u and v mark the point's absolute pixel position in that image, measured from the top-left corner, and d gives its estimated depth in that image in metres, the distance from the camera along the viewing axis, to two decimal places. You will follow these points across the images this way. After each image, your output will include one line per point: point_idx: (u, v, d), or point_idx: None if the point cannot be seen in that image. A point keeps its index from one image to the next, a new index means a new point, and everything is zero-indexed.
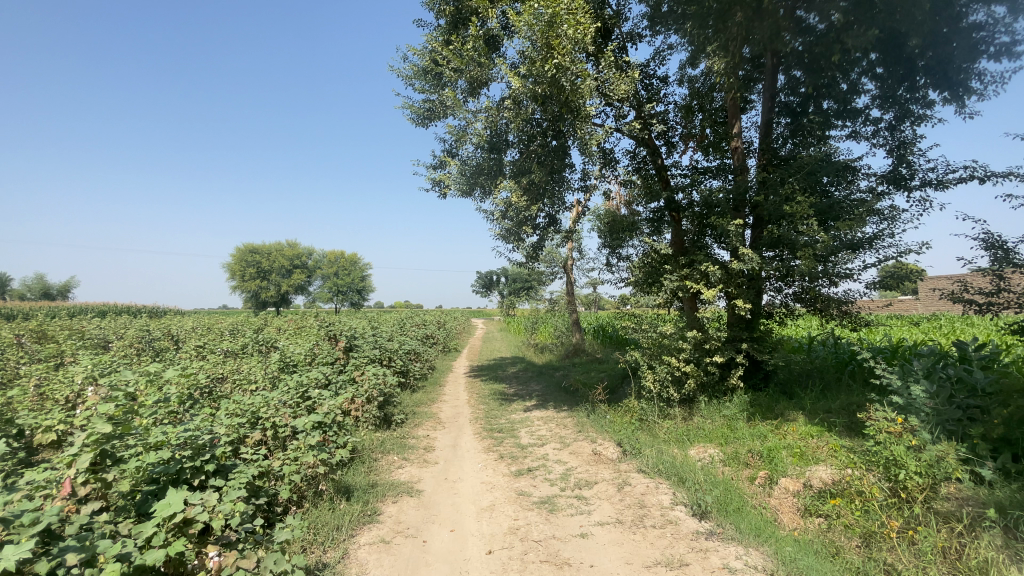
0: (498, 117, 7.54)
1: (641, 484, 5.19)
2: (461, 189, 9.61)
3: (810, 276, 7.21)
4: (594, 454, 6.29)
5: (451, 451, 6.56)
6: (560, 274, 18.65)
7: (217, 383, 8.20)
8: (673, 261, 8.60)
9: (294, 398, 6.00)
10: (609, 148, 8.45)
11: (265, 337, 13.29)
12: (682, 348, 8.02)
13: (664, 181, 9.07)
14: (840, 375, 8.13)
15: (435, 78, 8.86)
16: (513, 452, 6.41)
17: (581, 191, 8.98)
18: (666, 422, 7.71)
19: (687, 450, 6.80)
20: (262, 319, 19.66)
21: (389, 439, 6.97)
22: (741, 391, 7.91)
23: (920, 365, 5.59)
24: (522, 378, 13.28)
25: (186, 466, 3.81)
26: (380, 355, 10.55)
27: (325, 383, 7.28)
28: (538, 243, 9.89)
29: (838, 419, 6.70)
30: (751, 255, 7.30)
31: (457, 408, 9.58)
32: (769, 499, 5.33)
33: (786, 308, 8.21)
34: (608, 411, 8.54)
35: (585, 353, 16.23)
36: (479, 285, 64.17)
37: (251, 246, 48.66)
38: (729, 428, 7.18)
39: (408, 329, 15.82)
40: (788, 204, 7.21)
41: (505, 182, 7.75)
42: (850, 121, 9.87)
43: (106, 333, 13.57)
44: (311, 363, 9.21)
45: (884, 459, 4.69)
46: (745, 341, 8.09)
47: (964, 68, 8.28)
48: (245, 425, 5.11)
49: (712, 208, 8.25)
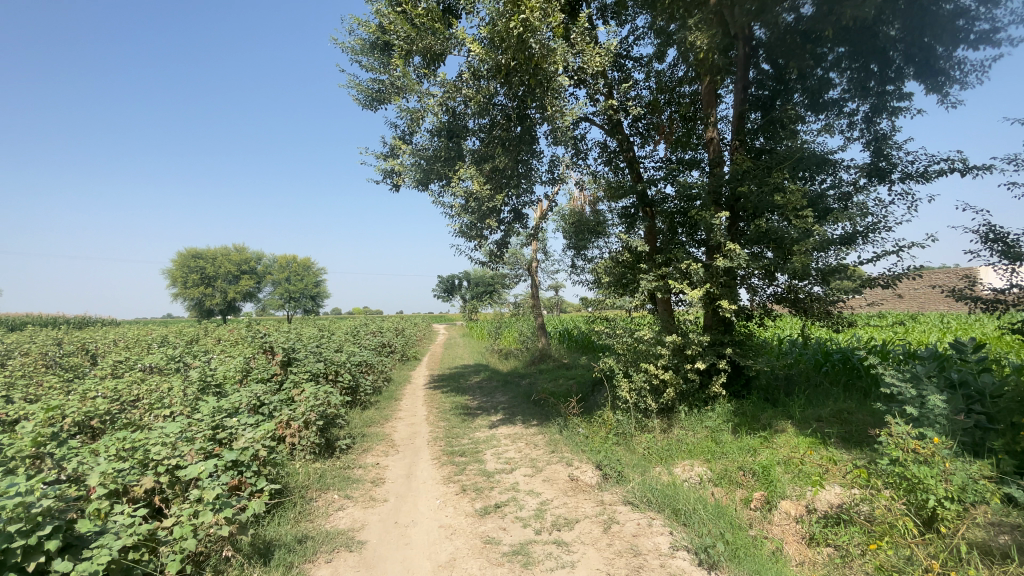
0: (456, 94, 6.66)
1: (630, 521, 4.36)
2: (415, 180, 8.63)
3: (801, 275, 6.54)
4: (571, 481, 5.45)
5: (403, 484, 5.55)
6: (524, 277, 17.85)
7: (124, 409, 6.89)
8: (649, 260, 7.86)
9: (206, 429, 4.86)
10: (580, 134, 7.65)
11: (196, 350, 11.81)
12: (660, 354, 7.31)
13: (636, 175, 8.41)
14: (823, 382, 7.72)
15: (383, 55, 7.88)
16: (477, 483, 5.47)
17: (549, 183, 8.14)
18: (644, 436, 6.99)
19: (671, 469, 6.09)
20: (203, 328, 18.03)
21: (329, 472, 5.89)
22: (723, 400, 7.29)
23: (926, 370, 5.08)
24: (486, 389, 12.34)
25: (15, 546, 2.70)
26: (326, 368, 9.40)
27: (254, 406, 6.13)
28: (502, 240, 9.02)
29: (831, 429, 6.22)
30: (737, 253, 6.49)
31: (415, 426, 8.56)
32: (769, 527, 4.76)
33: (765, 310, 7.57)
34: (581, 424, 7.76)
35: (552, 359, 15.45)
36: (440, 290, 62.64)
37: (194, 251, 45.72)
38: (714, 441, 6.54)
39: (362, 337, 14.62)
40: (778, 194, 6.46)
41: (466, 168, 6.83)
42: (823, 113, 9.45)
43: (5, 348, 11.74)
44: (242, 381, 7.97)
45: (907, 482, 4.14)
46: (727, 347, 7.42)
47: (942, 57, 8.02)
48: (128, 471, 3.96)
49: (691, 202, 7.54)
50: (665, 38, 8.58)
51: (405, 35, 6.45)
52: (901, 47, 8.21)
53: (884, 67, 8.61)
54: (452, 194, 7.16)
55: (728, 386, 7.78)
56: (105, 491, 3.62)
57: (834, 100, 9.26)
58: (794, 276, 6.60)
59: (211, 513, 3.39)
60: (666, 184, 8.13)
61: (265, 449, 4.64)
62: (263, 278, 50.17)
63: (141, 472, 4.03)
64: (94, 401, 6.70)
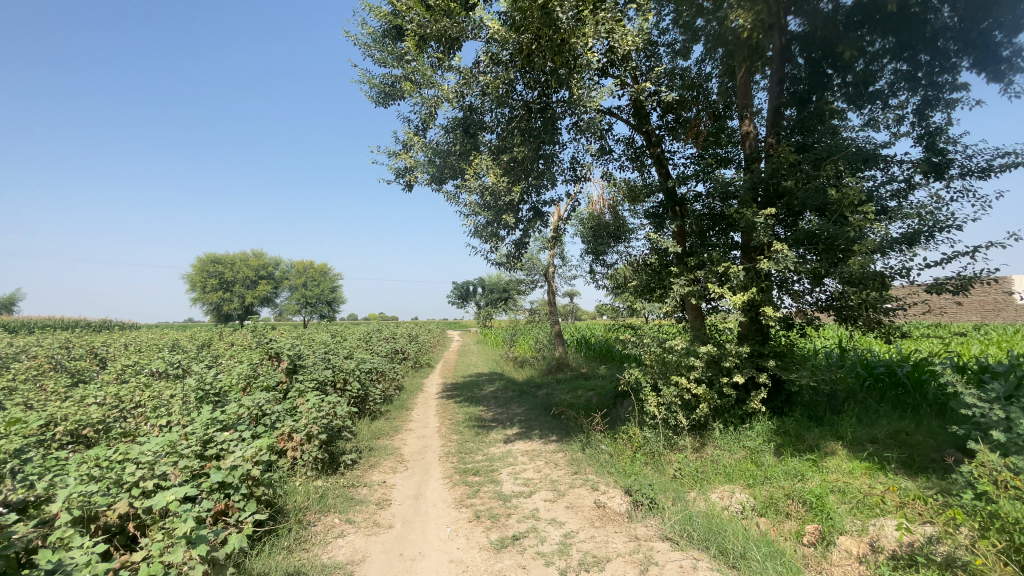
0: (473, 80, 6.21)
1: (670, 563, 3.77)
2: (429, 176, 8.19)
3: (857, 279, 5.83)
4: (598, 509, 4.87)
5: (411, 508, 5.04)
6: (541, 283, 17.30)
7: (120, 416, 6.51)
8: (679, 264, 7.24)
9: (196, 445, 4.40)
10: (606, 127, 7.09)
11: (204, 355, 11.47)
12: (693, 366, 6.69)
13: (664, 172, 7.82)
14: (874, 402, 7.01)
15: (397, 44, 7.46)
16: (492, 509, 4.90)
17: (571, 180, 7.62)
18: (675, 455, 6.38)
19: (708, 495, 5.47)
20: (217, 332, 17.87)
21: (331, 491, 5.39)
22: (763, 417, 6.64)
23: (1010, 389, 4.40)
24: (501, 399, 11.77)
25: None
26: (333, 375, 8.95)
27: (252, 418, 5.66)
28: (519, 241, 8.49)
29: (891, 455, 5.54)
30: (784, 254, 5.80)
31: (426, 439, 8.04)
32: (828, 568, 4.15)
33: (807, 318, 6.87)
34: (605, 441, 7.15)
35: (569, 368, 14.81)
36: (455, 296, 62.23)
37: (213, 256, 46.31)
38: (754, 463, 5.91)
39: (374, 343, 14.22)
40: (832, 188, 5.78)
41: (483, 160, 6.36)
42: (866, 106, 8.70)
43: (14, 351, 11.52)
44: (244, 390, 7.54)
45: (1000, 522, 3.51)
46: (767, 358, 6.76)
47: (1002, 44, 7.33)
48: (101, 493, 3.50)
49: (727, 200, 6.88)
50: (692, 31, 7.93)
51: (419, 17, 6.01)
52: (955, 34, 7.54)
53: (934, 58, 7.91)
54: (468, 190, 6.68)
55: (767, 402, 7.14)
56: (69, 518, 3.15)
57: (878, 92, 8.52)
58: (847, 281, 5.89)
59: (181, 550, 2.88)
60: (699, 181, 7.52)
61: (257, 468, 4.15)
62: (279, 283, 50.44)
63: (115, 493, 3.56)
64: (89, 407, 6.32)
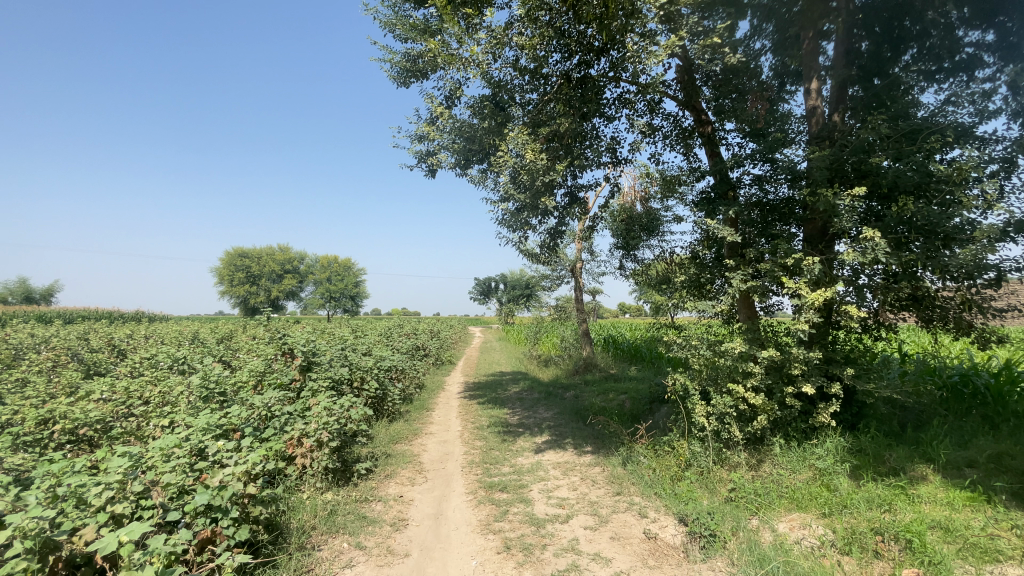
0: (506, 39, 5.55)
1: None
2: (457, 158, 7.54)
3: (964, 272, 4.94)
4: (649, 543, 4.16)
5: (431, 531, 4.39)
6: (568, 279, 16.51)
7: (124, 414, 6.00)
8: (735, 256, 6.39)
9: (187, 456, 3.82)
10: (653, 101, 6.32)
11: (221, 349, 11.03)
12: (751, 372, 5.86)
13: (716, 155, 6.98)
14: (959, 419, 6.07)
15: (421, 14, 6.83)
16: (525, 538, 4.21)
17: (611, 163, 6.87)
18: (730, 474, 5.57)
19: (774, 524, 4.67)
20: (241, 325, 17.71)
21: (342, 508, 4.77)
22: (832, 432, 5.77)
23: None
24: (527, 401, 11.07)
25: None
26: (351, 373, 8.38)
27: (256, 423, 5.07)
28: (552, 231, 7.81)
29: (999, 484, 4.64)
30: (873, 243, 4.90)
31: (447, 445, 7.40)
32: None
33: (884, 320, 5.95)
34: (646, 454, 6.38)
35: (598, 369, 13.98)
36: (478, 292, 61.72)
37: (240, 250, 46.85)
38: (827, 487, 5.08)
39: (396, 339, 13.72)
40: (934, 165, 4.95)
41: (518, 134, 5.69)
42: (946, 81, 7.43)
43: (33, 342, 11.24)
44: (256, 388, 7.02)
45: None
46: (839, 365, 5.88)
47: None
48: (65, 517, 2.93)
49: (794, 183, 5.99)
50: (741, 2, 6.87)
51: None
52: None
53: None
54: (500, 168, 6.03)
55: (835, 415, 6.27)
56: (21, 550, 2.59)
57: (963, 64, 7.20)
58: (948, 273, 5.03)
59: None
60: (757, 163, 6.65)
61: (251, 487, 3.54)
62: (304, 277, 50.80)
63: (84, 517, 2.98)
64: (92, 402, 5.87)
